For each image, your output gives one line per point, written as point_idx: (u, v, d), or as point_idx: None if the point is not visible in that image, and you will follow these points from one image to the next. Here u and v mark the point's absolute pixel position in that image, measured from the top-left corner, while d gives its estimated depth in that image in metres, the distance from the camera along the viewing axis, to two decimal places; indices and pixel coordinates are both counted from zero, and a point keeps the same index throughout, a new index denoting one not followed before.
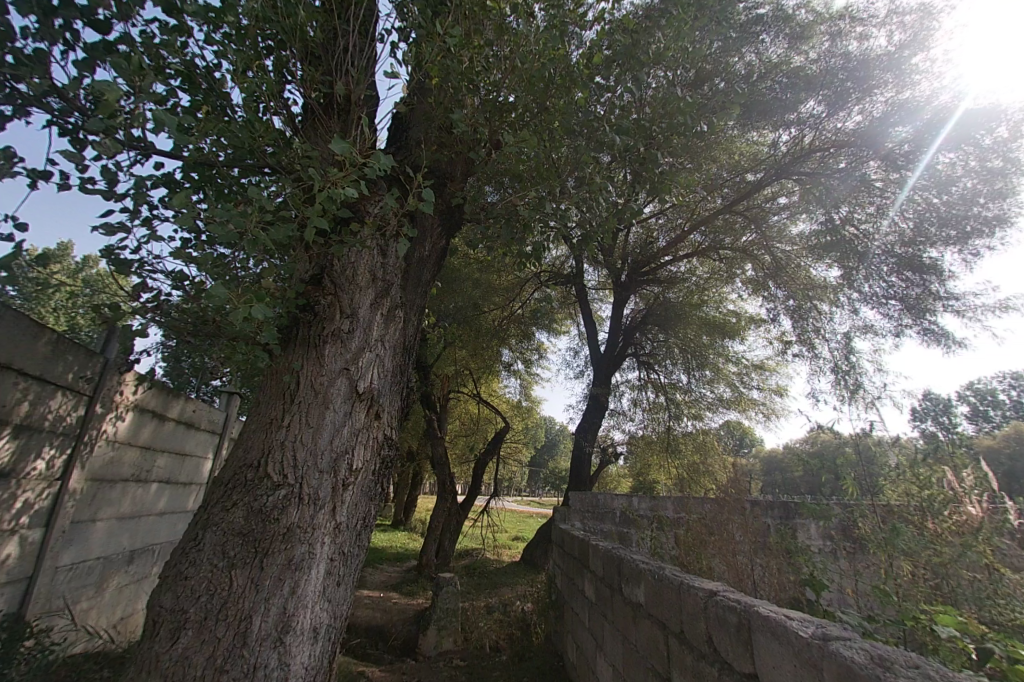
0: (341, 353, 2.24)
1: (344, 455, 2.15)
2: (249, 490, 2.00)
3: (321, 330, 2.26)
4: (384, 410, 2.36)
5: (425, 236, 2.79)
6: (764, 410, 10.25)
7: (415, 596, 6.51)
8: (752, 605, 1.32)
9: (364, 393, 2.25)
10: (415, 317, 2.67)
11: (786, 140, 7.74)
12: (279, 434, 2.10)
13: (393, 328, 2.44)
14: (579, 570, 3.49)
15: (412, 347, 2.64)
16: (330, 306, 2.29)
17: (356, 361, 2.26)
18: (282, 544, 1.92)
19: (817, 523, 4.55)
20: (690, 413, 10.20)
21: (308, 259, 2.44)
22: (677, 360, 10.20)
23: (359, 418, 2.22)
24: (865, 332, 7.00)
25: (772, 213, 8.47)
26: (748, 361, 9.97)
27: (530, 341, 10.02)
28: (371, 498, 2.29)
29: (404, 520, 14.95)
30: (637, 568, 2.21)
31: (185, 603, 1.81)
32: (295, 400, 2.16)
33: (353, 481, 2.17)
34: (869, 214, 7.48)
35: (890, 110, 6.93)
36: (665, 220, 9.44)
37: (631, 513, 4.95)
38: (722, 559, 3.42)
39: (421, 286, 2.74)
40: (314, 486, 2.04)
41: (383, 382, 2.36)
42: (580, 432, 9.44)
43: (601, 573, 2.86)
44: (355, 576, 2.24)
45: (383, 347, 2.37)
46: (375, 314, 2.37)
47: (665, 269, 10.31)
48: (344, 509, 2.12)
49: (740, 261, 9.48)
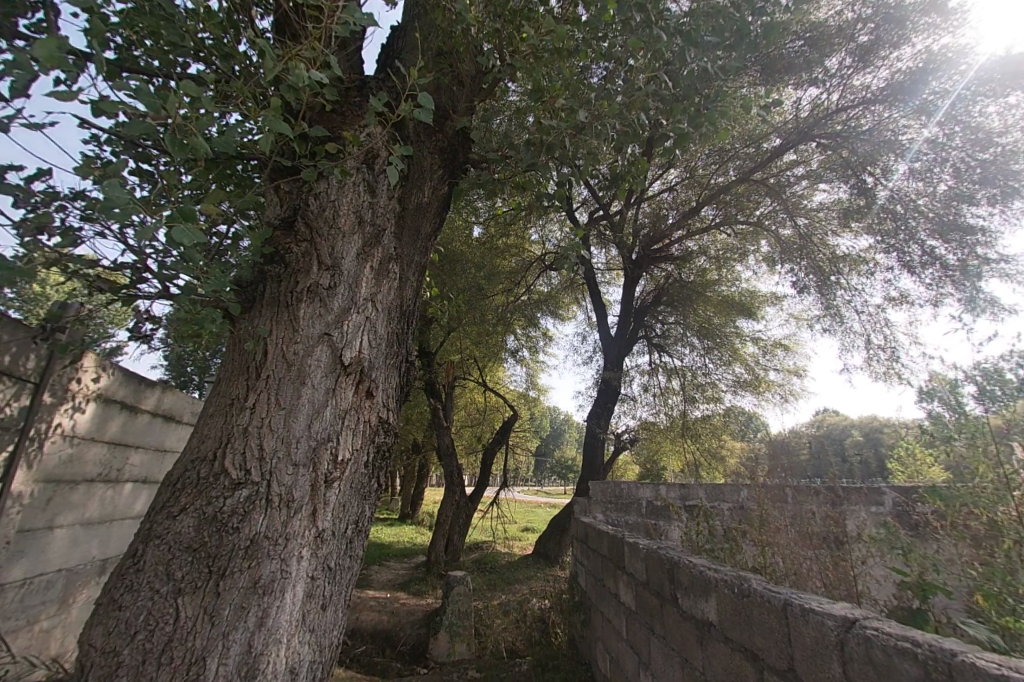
0: (321, 315, 1.75)
1: (327, 444, 1.66)
2: (200, 491, 1.53)
3: (295, 286, 1.77)
4: (380, 385, 1.87)
5: (425, 178, 2.26)
6: (783, 392, 9.74)
7: (424, 595, 6.11)
8: (954, 650, 0.85)
9: (351, 364, 1.77)
10: (416, 274, 2.18)
11: (807, 103, 7.36)
12: (243, 418, 1.62)
13: (387, 286, 1.95)
14: (610, 573, 3.01)
15: (413, 310, 2.14)
16: (306, 254, 1.80)
17: (341, 323, 1.77)
18: (245, 561, 1.46)
19: (867, 510, 4.06)
20: (705, 396, 9.68)
21: (278, 199, 1.95)
22: (690, 342, 9.68)
23: (347, 397, 1.73)
24: (900, 303, 6.44)
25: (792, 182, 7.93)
26: (766, 341, 9.44)
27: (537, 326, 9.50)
28: (365, 495, 1.81)
29: (410, 514, 14.59)
30: (702, 576, 1.73)
31: (119, 642, 1.37)
32: (262, 375, 1.68)
33: (341, 478, 1.69)
34: (903, 173, 6.82)
35: (922, 63, 6.42)
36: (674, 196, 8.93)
37: (658, 504, 4.46)
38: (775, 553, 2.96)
39: (422, 238, 2.24)
40: (287, 483, 1.57)
41: (377, 351, 1.88)
42: (591, 419, 8.95)
43: (642, 578, 2.39)
44: (346, 596, 1.78)
45: (374, 308, 1.88)
46: (363, 266, 1.87)
47: (676, 246, 9.71)
48: (330, 513, 1.64)
49: (757, 235, 8.92)
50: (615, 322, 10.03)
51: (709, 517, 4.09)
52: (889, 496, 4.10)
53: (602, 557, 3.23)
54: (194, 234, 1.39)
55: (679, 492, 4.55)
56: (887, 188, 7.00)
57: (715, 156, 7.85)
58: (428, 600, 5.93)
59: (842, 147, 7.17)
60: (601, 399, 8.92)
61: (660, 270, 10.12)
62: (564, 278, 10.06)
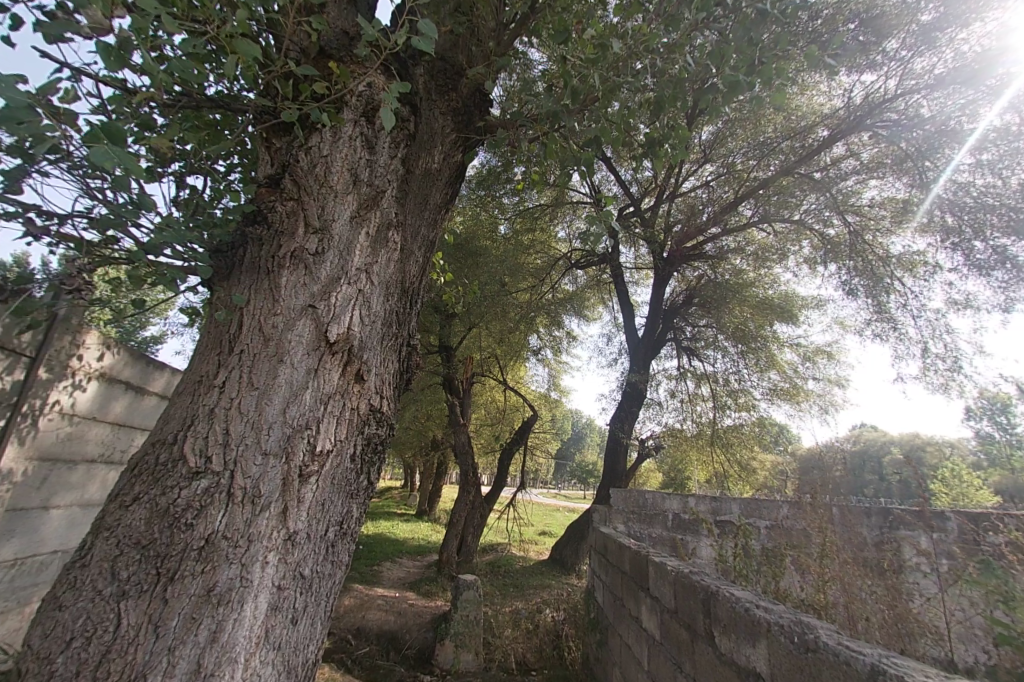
0: (306, 285, 1.53)
1: (304, 433, 1.43)
2: (156, 478, 1.31)
3: (278, 251, 1.55)
4: (373, 368, 1.63)
5: (435, 141, 2.02)
6: (822, 402, 9.13)
7: (434, 596, 5.89)
8: None
9: (337, 343, 1.53)
10: (421, 250, 1.93)
11: (859, 92, 6.92)
12: (210, 398, 1.40)
13: (385, 257, 1.71)
14: (631, 593, 2.70)
15: (416, 289, 1.90)
16: (292, 217, 1.58)
17: (328, 294, 1.55)
18: (199, 564, 1.24)
19: (925, 537, 3.62)
20: (737, 404, 9.16)
21: (267, 156, 1.73)
22: (723, 346, 9.18)
23: (331, 379, 1.50)
24: (962, 309, 5.86)
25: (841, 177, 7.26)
26: (806, 347, 8.87)
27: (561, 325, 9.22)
28: (350, 494, 1.58)
29: (427, 511, 14.46)
30: (750, 616, 1.42)
31: (46, 653, 1.15)
32: (235, 349, 1.46)
33: (320, 473, 1.45)
34: (970, 166, 6.23)
35: (996, 43, 5.77)
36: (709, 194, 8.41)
37: (686, 516, 4.09)
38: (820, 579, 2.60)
39: (430, 207, 1.99)
40: (255, 474, 1.34)
41: (370, 331, 1.64)
42: (614, 422, 8.58)
43: (670, 604, 2.08)
44: (325, 610, 1.53)
45: (369, 279, 1.64)
46: (357, 232, 1.65)
47: (709, 245, 9.26)
48: (304, 513, 1.41)
49: (799, 234, 8.39)
50: (643, 323, 9.64)
51: (743, 536, 3.70)
52: (952, 523, 3.63)
53: (623, 574, 2.92)
54: (121, 156, 1.16)
55: (710, 505, 4.18)
56: (948, 184, 6.43)
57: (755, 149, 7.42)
58: (438, 602, 5.69)
59: (896, 138, 6.71)
60: (625, 402, 8.53)
61: (691, 270, 9.69)
62: (591, 275, 9.72)
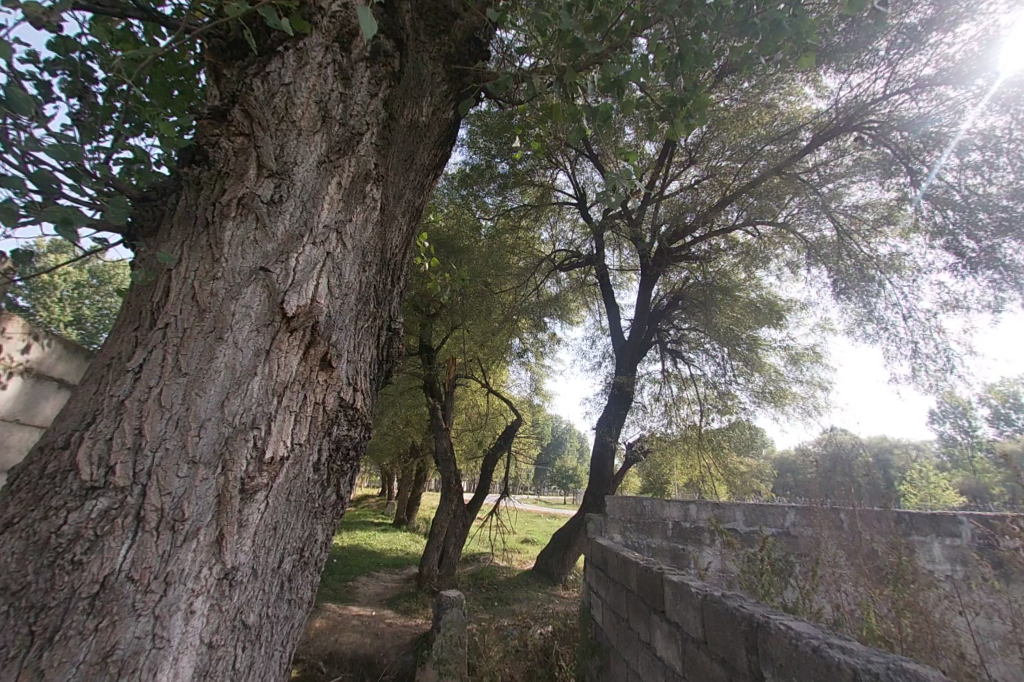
0: (257, 242, 1.19)
1: (251, 432, 1.07)
2: (34, 494, 0.93)
3: (222, 200, 1.20)
4: (345, 352, 1.29)
5: (422, 87, 1.70)
6: (805, 405, 9.04)
7: (414, 614, 5.44)
8: None
9: (298, 318, 1.18)
10: (403, 216, 1.62)
11: (845, 93, 6.89)
12: (120, 387, 1.03)
13: (359, 215, 1.38)
14: (641, 616, 2.38)
15: (397, 262, 1.58)
16: (242, 157, 1.24)
17: (287, 254, 1.21)
18: (91, 617, 0.86)
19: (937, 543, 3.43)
20: (720, 407, 8.94)
21: (215, 89, 1.39)
22: (708, 348, 9.01)
23: (288, 364, 1.15)
24: (952, 309, 5.79)
25: (823, 181, 7.15)
26: (790, 350, 8.72)
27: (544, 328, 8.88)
28: (311, 516, 1.23)
29: (404, 519, 13.91)
30: (840, 665, 1.11)
31: None
32: (160, 321, 1.10)
33: (271, 487, 1.09)
34: (954, 168, 6.22)
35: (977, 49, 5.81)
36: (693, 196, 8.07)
37: (688, 524, 3.72)
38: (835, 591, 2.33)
39: (415, 167, 1.67)
40: (177, 490, 0.97)
41: (341, 305, 1.29)
42: (601, 426, 8.31)
43: (700, 635, 1.76)
44: (276, 669, 1.16)
45: (339, 241, 1.31)
46: (325, 181, 1.31)
47: (693, 247, 9.06)
48: (248, 541, 1.05)
49: (782, 238, 8.33)
50: (628, 325, 9.42)
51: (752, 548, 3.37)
52: (966, 527, 3.43)
53: (628, 593, 2.58)
54: None
55: (712, 512, 3.77)
56: (927, 186, 6.48)
57: (739, 152, 7.30)
58: (418, 619, 5.28)
59: (881, 145, 6.77)
60: (612, 406, 8.25)
61: (675, 271, 9.53)
62: (574, 279, 9.47)
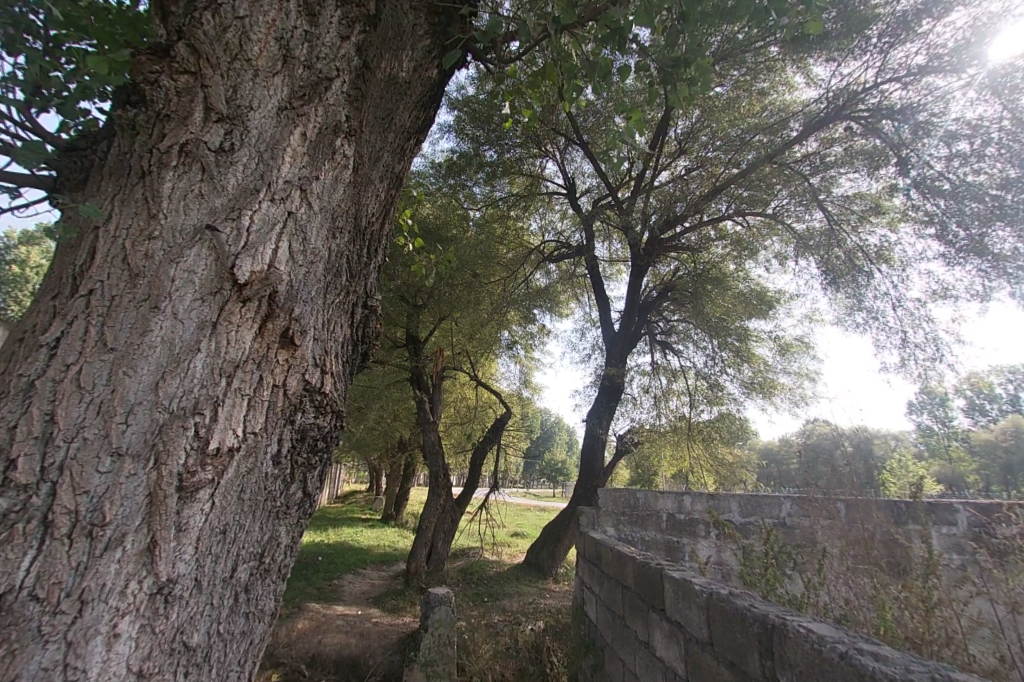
0: (204, 197, 1.01)
1: (192, 419, 0.90)
2: None
3: (161, 145, 1.01)
4: (311, 329, 1.13)
5: (400, 37, 1.53)
6: (792, 396, 9.02)
7: (401, 612, 5.28)
8: None
9: (251, 285, 1.01)
10: (380, 180, 1.45)
11: (836, 81, 6.74)
12: (31, 366, 0.85)
13: (327, 172, 1.20)
14: (639, 615, 2.24)
15: (372, 232, 1.41)
16: (186, 97, 1.05)
17: (239, 211, 1.03)
18: None
19: (935, 533, 3.35)
20: (708, 398, 8.67)
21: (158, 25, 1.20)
22: (697, 340, 8.93)
23: (241, 339, 0.98)
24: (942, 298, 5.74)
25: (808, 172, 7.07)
26: (779, 341, 8.64)
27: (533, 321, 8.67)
28: (271, 517, 1.07)
29: (393, 514, 13.71)
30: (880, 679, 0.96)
31: None
32: (83, 288, 0.92)
33: (218, 484, 0.92)
34: (944, 156, 6.14)
35: (960, 47, 5.65)
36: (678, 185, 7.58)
37: (683, 517, 3.56)
38: (829, 580, 2.24)
39: (394, 127, 1.50)
40: (97, 489, 0.80)
41: (306, 274, 1.12)
42: (590, 419, 8.18)
43: (708, 637, 1.61)
44: None
45: (303, 200, 1.13)
46: (286, 130, 1.14)
47: (683, 236, 8.73)
48: (190, 549, 0.88)
49: (771, 229, 8.24)
50: (617, 316, 9.29)
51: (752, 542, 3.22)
52: (962, 516, 3.38)
53: (624, 589, 2.45)
54: None
55: (706, 503, 3.61)
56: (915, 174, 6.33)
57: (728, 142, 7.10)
58: (405, 618, 5.12)
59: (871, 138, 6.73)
60: (602, 398, 8.12)
61: (665, 262, 9.41)
62: (562, 270, 9.29)
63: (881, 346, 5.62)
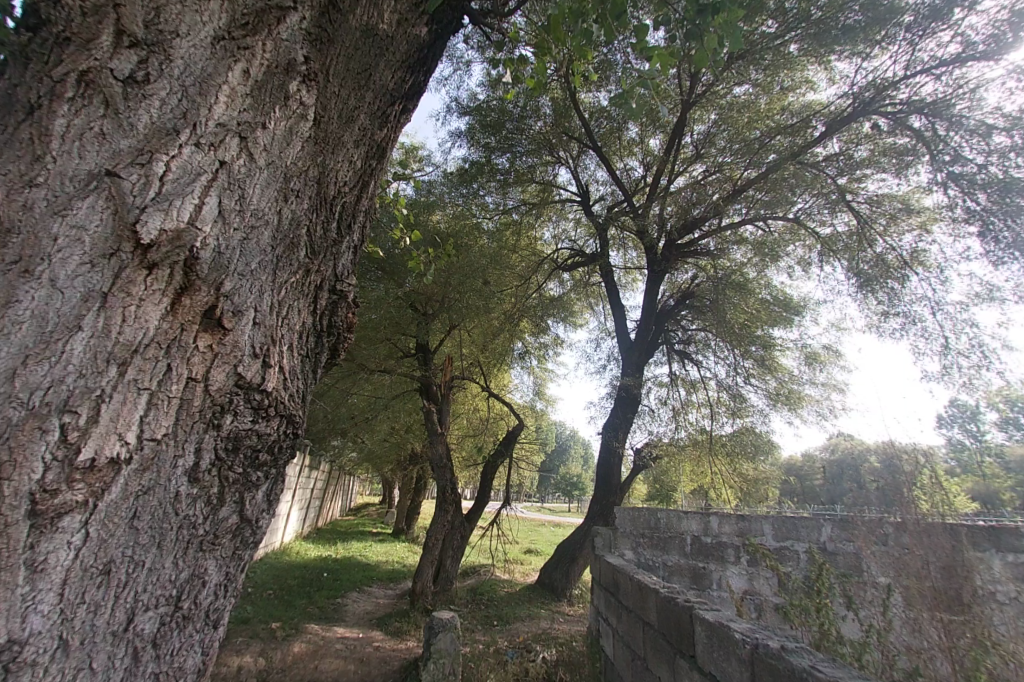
0: (105, 137, 0.80)
1: (60, 418, 0.66)
2: None
3: (56, 72, 0.81)
4: (249, 309, 0.89)
5: None
6: (820, 409, 8.54)
7: (405, 636, 4.99)
8: None
9: (159, 248, 0.78)
10: (354, 143, 1.22)
11: (862, 74, 6.37)
12: None
13: (275, 121, 0.99)
14: (664, 659, 1.92)
15: (343, 202, 1.18)
16: (91, 18, 0.84)
17: (151, 155, 0.81)
18: None
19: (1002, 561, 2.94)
20: (730, 411, 8.23)
21: None
22: (717, 350, 8.56)
23: (142, 315, 0.75)
24: (988, 301, 5.30)
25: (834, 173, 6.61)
26: (805, 350, 8.20)
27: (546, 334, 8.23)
28: (188, 553, 0.82)
29: (405, 529, 13.42)
30: None
31: None
32: None
33: (97, 506, 0.69)
34: (984, 151, 5.73)
35: (998, 34, 5.24)
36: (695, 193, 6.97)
37: (710, 540, 3.22)
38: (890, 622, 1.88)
39: (372, 85, 1.28)
40: None
41: (242, 241, 0.90)
42: (606, 431, 7.81)
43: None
44: None
45: (241, 148, 0.92)
46: (222, 64, 0.92)
47: (703, 241, 8.43)
48: (50, 597, 0.64)
49: (794, 234, 7.87)
50: (634, 324, 8.95)
51: (790, 573, 2.89)
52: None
53: (646, 628, 2.13)
54: None
55: (736, 526, 3.27)
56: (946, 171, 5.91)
57: (746, 147, 6.68)
58: (409, 642, 4.81)
59: (896, 137, 6.33)
60: (618, 409, 7.75)
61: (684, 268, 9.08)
62: (577, 278, 9.01)
63: (921, 352, 5.21)
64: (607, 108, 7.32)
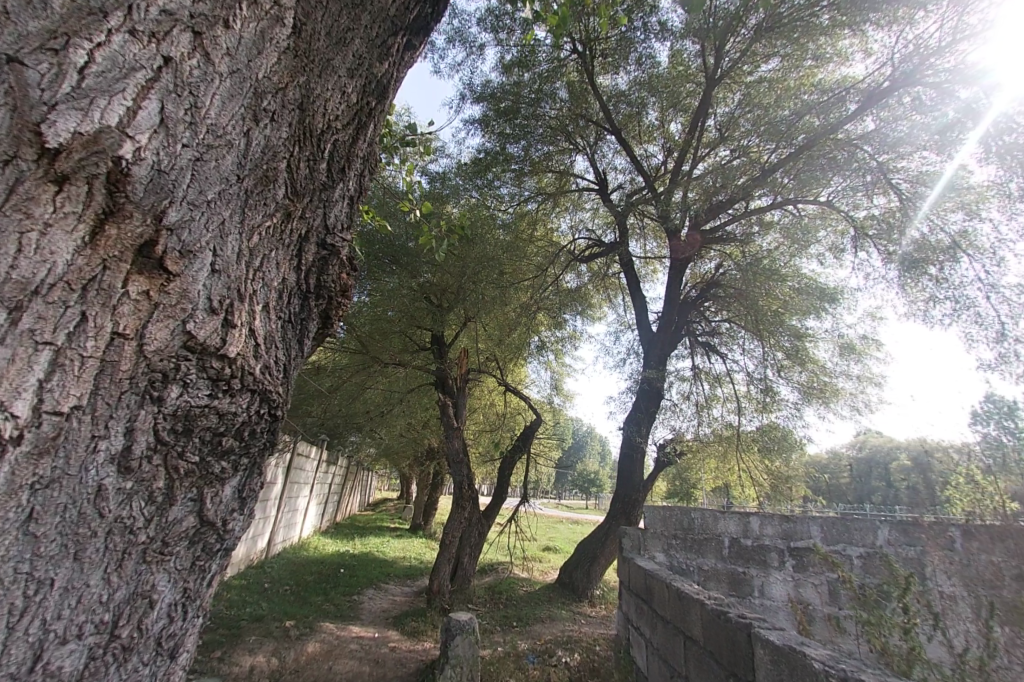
0: (8, 16, 0.62)
1: None
2: None
3: None
4: (202, 251, 0.74)
5: None
6: (854, 402, 8.12)
7: (422, 637, 4.83)
8: None
9: (72, 156, 0.62)
10: (347, 69, 1.03)
11: (900, 44, 5.94)
12: None
13: (244, 28, 0.83)
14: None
15: (334, 138, 0.99)
16: None
17: (68, 39, 0.64)
18: None
19: None
20: (756, 406, 7.89)
21: None
22: (744, 342, 8.22)
23: (43, 244, 0.59)
24: None
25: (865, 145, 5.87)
26: (839, 340, 7.77)
27: (561, 330, 7.85)
28: (123, 566, 0.66)
29: (423, 524, 13.36)
30: None
31: None
32: None
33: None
34: None
35: None
36: (716, 182, 6.27)
37: (751, 543, 2.97)
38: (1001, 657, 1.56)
39: (370, 7, 1.10)
40: None
41: (194, 162, 0.73)
42: (628, 426, 7.53)
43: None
44: None
45: (195, 49, 0.75)
46: None
47: (726, 228, 8.08)
48: None
49: (826, 219, 7.48)
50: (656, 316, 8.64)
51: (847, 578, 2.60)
52: None
53: (689, 643, 1.90)
54: None
55: (780, 528, 3.00)
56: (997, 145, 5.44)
57: (770, 133, 6.03)
58: (426, 644, 4.65)
59: (937, 111, 5.67)
60: (641, 403, 7.46)
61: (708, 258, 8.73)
62: (595, 270, 8.73)
63: (972, 338, 4.82)
64: (626, 91, 7.00)
